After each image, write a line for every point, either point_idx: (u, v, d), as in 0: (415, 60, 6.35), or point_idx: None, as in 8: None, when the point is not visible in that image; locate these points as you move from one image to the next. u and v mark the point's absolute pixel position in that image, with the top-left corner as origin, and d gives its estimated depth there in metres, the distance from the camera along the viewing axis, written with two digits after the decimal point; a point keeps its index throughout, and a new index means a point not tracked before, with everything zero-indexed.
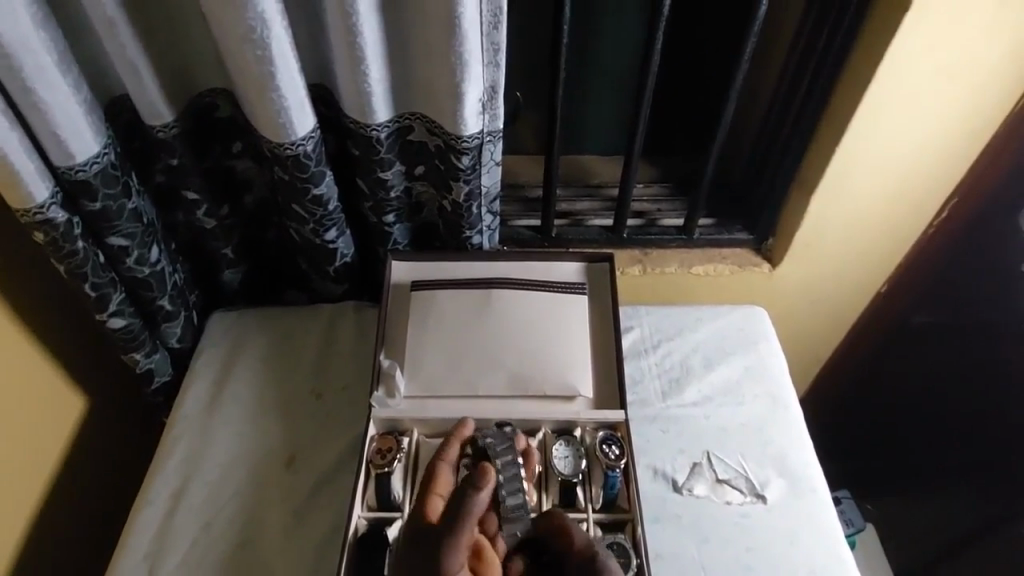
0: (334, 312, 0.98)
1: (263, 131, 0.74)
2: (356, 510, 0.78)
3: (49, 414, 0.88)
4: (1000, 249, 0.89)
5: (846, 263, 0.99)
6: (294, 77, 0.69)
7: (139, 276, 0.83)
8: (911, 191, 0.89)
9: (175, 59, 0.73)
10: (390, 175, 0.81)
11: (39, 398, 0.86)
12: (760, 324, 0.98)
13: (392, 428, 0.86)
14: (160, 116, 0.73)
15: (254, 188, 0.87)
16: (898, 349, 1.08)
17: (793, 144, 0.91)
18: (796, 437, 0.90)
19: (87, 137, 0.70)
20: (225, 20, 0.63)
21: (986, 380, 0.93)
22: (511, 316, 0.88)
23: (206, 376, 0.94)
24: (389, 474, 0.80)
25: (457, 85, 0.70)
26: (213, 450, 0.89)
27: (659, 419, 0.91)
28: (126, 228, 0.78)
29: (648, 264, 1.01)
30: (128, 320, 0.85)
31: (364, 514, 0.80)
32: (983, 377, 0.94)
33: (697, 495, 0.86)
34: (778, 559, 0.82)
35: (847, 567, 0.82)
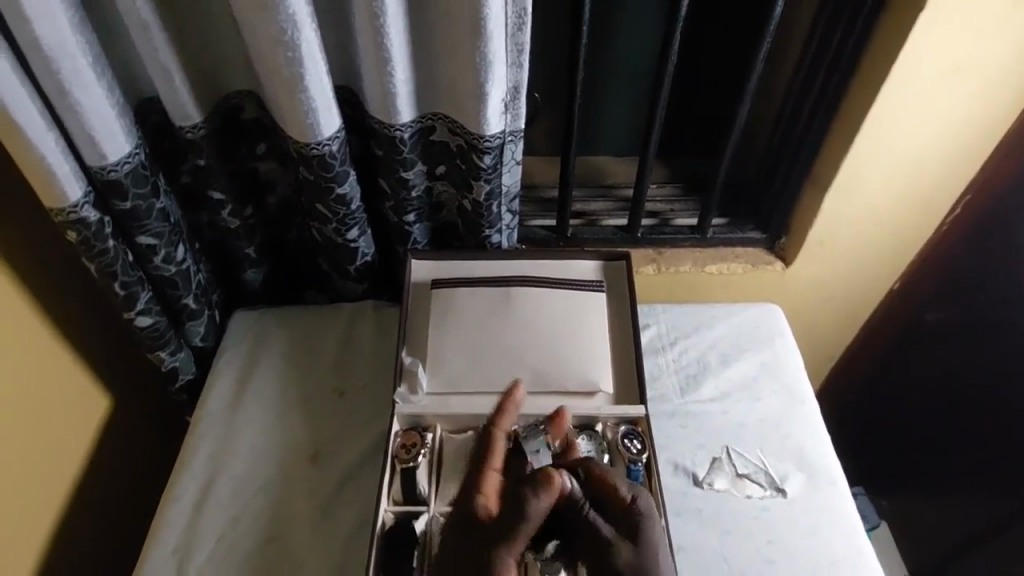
0: (353, 311, 0.99)
1: (289, 132, 0.75)
2: (382, 504, 0.80)
3: (75, 412, 0.89)
4: (1013, 246, 0.90)
5: (861, 261, 1.00)
6: (323, 79, 0.71)
7: (166, 274, 0.85)
8: (926, 189, 0.90)
9: (203, 61, 0.74)
10: (412, 175, 0.83)
11: (65, 396, 0.87)
12: (776, 321, 0.99)
13: (415, 424, 0.87)
14: (188, 117, 0.74)
15: (278, 188, 0.89)
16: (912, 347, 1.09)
17: (806, 143, 0.92)
18: (814, 431, 0.91)
19: (120, 138, 0.72)
20: (257, 23, 0.65)
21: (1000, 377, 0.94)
22: (532, 314, 0.90)
23: (229, 375, 0.96)
24: (414, 469, 0.81)
25: (481, 86, 0.72)
26: (237, 447, 0.90)
27: (677, 416, 0.92)
28: (154, 227, 0.80)
29: (663, 263, 1.02)
30: (155, 319, 0.88)
31: (390, 508, 0.81)
32: (997, 374, 0.95)
33: (718, 489, 0.87)
34: (800, 550, 0.82)
35: (868, 558, 0.83)
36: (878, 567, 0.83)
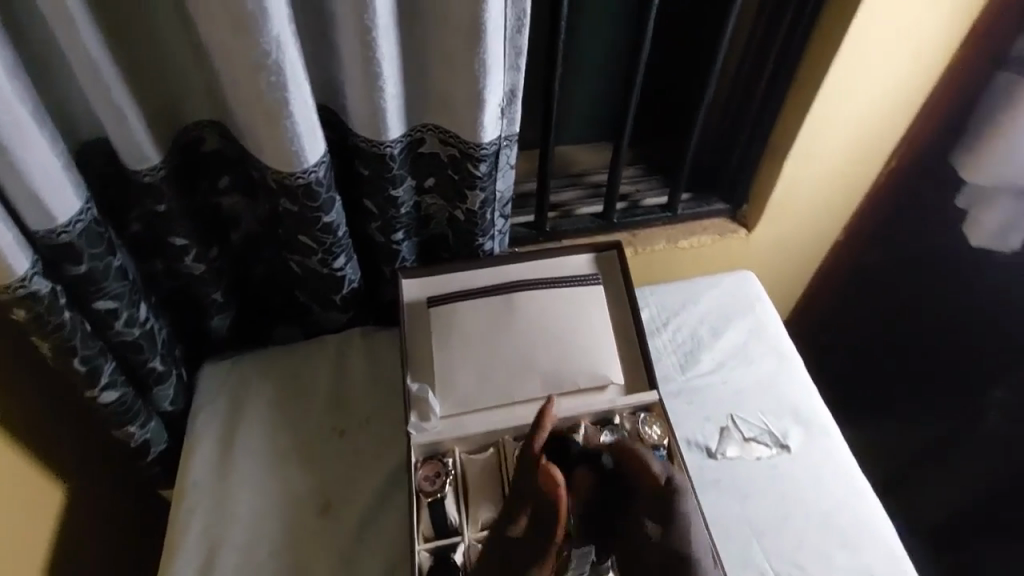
0: (340, 341, 0.92)
1: (269, 162, 0.68)
2: (416, 545, 0.75)
3: (28, 514, 0.76)
4: (943, 191, 1.01)
5: (814, 219, 1.07)
6: (307, 101, 0.63)
7: (129, 338, 0.74)
8: (870, 147, 0.98)
9: (160, 98, 0.65)
10: (401, 191, 0.77)
11: (16, 498, 0.74)
12: (752, 287, 1.04)
13: (433, 453, 0.84)
14: (147, 158, 0.64)
15: (243, 223, 0.79)
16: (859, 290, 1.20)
17: (764, 114, 0.95)
18: (803, 385, 0.97)
19: (70, 194, 0.61)
20: (234, 46, 0.57)
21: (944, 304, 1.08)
22: (534, 318, 0.88)
23: (210, 436, 0.86)
24: (442, 500, 0.78)
25: (479, 94, 0.68)
26: (237, 513, 0.82)
27: (682, 393, 0.95)
28: (114, 289, 0.69)
29: (639, 245, 1.03)
30: (122, 391, 0.76)
31: (423, 547, 0.77)
32: (944, 302, 1.08)
33: (730, 457, 0.91)
34: (811, 500, 0.88)
35: (867, 494, 0.90)
36: (875, 503, 0.90)
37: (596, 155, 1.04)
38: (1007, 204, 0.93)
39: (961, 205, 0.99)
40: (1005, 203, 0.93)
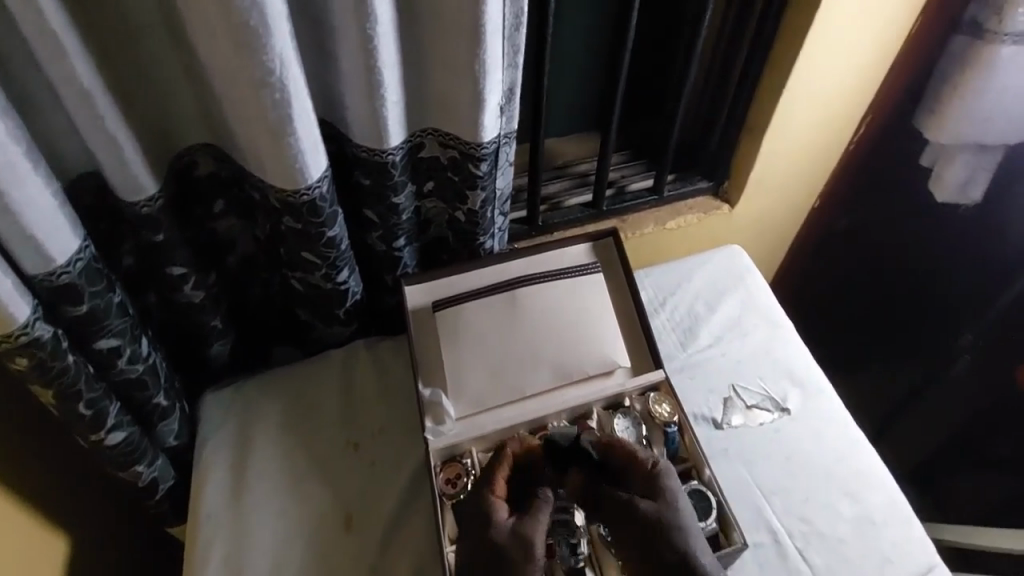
0: (347, 355, 0.88)
1: (273, 180, 0.66)
2: (445, 547, 0.72)
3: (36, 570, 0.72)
4: (911, 151, 1.09)
5: (790, 190, 1.12)
6: (309, 117, 0.62)
7: (133, 376, 0.70)
8: (839, 118, 1.02)
9: (149, 124, 0.65)
10: (402, 198, 0.76)
11: (22, 557, 0.70)
12: (741, 260, 1.07)
13: (451, 456, 0.81)
14: (143, 189, 0.63)
15: (238, 246, 0.79)
16: (836, 249, 1.29)
17: (740, 93, 0.98)
18: (796, 350, 1.01)
19: (68, 233, 0.57)
20: (235, 66, 0.56)
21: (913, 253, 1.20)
22: (540, 311, 0.86)
23: (220, 464, 0.81)
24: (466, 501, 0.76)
25: (478, 95, 0.67)
26: (256, 542, 0.76)
27: (685, 369, 0.98)
28: (116, 326, 0.65)
29: (629, 230, 1.06)
30: (129, 431, 0.71)
31: (451, 550, 0.73)
32: (919, 252, 1.19)
33: (736, 426, 0.94)
34: (814, 458, 0.92)
35: (862, 447, 0.93)
36: (872, 454, 0.93)
37: (579, 145, 1.06)
38: (965, 161, 0.98)
39: (923, 161, 1.05)
40: (963, 159, 0.98)
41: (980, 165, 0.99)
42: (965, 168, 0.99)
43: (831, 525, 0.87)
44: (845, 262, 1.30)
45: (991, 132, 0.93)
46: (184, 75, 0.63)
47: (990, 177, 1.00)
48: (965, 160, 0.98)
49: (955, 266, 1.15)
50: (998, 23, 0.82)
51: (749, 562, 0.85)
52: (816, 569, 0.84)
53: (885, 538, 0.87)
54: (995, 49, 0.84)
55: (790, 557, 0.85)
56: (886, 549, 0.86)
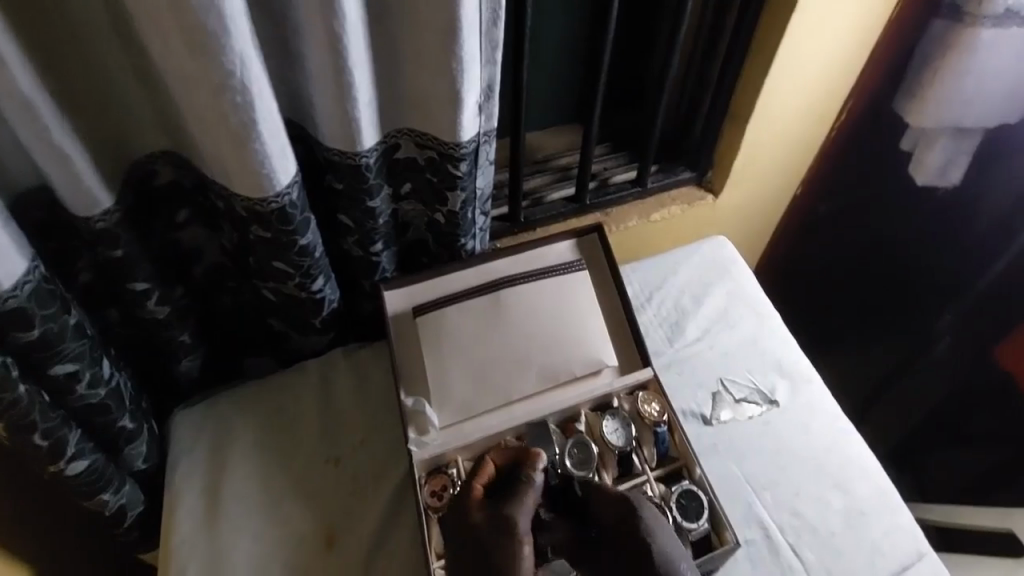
0: (323, 365, 0.84)
1: (238, 188, 0.61)
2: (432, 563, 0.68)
3: None
4: (893, 136, 1.08)
5: (773, 178, 1.10)
6: (275, 121, 0.58)
7: (96, 401, 0.66)
8: (822, 105, 1.00)
9: (102, 131, 0.60)
10: (378, 202, 0.72)
11: None
12: (728, 251, 0.99)
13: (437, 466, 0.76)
14: (95, 202, 0.58)
15: (205, 257, 0.75)
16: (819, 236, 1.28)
17: (722, 83, 0.96)
18: (785, 340, 0.92)
19: (13, 253, 0.53)
20: (192, 68, 0.52)
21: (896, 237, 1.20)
22: (523, 311, 0.82)
23: (194, 487, 0.77)
24: None
25: (456, 92, 0.63)
26: (233, 568, 0.72)
27: (673, 364, 0.89)
28: (73, 350, 0.61)
29: (612, 224, 1.03)
30: (92, 458, 0.67)
31: (438, 565, 0.69)
32: (901, 236, 1.19)
33: (725, 421, 0.85)
34: (806, 451, 0.83)
35: (853, 435, 0.84)
36: (863, 447, 0.84)
37: (559, 138, 1.03)
38: (945, 145, 0.97)
39: (903, 145, 1.04)
40: (943, 144, 0.97)
41: (959, 150, 0.97)
42: (945, 152, 0.98)
43: (821, 517, 0.78)
44: (828, 248, 1.29)
45: (970, 116, 0.91)
46: (138, 77, 0.58)
47: (968, 160, 0.99)
48: (944, 144, 0.97)
49: (936, 250, 1.15)
50: (978, 6, 0.81)
51: (740, 561, 0.76)
52: (809, 566, 0.76)
53: (877, 529, 0.78)
54: (975, 31, 0.83)
55: (781, 552, 0.76)
56: (879, 539, 0.77)
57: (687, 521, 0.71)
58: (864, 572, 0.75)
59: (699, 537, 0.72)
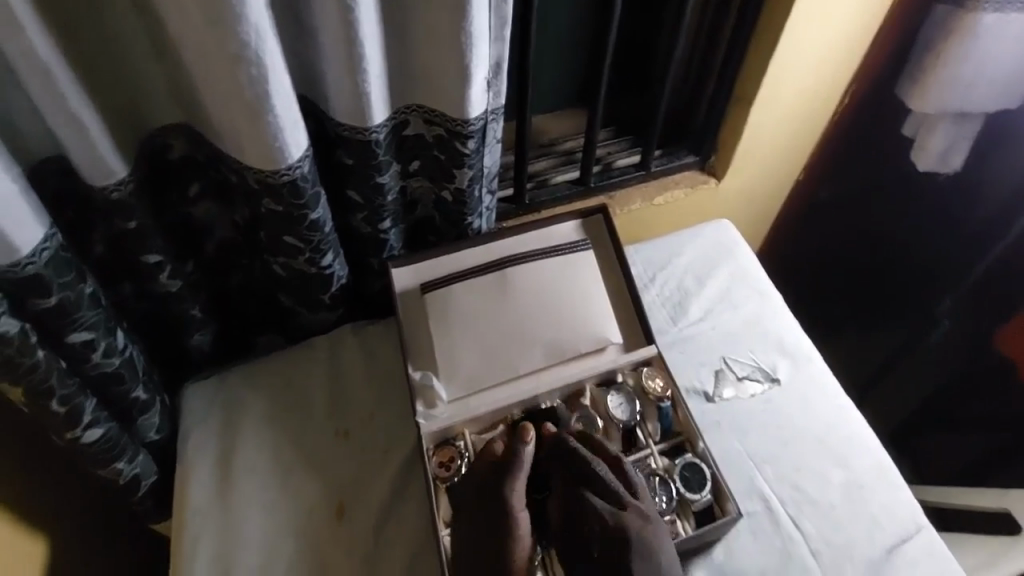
0: (331, 341, 0.85)
1: (250, 160, 0.62)
2: (441, 533, 0.70)
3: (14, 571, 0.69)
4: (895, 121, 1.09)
5: (776, 161, 1.11)
6: (288, 93, 0.59)
7: (110, 370, 0.67)
8: (825, 89, 1.01)
9: (116, 103, 0.61)
10: (386, 178, 0.74)
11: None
12: (731, 234, 1.00)
13: (444, 439, 0.78)
14: (110, 172, 0.60)
15: (215, 232, 0.76)
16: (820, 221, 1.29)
17: (726, 67, 0.96)
18: (787, 319, 0.93)
19: (31, 221, 0.54)
20: (208, 38, 0.53)
21: (897, 222, 1.21)
22: (529, 289, 0.83)
23: (205, 459, 0.78)
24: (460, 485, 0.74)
25: (465, 68, 0.64)
26: (244, 538, 0.74)
27: (676, 343, 0.90)
28: (88, 319, 0.62)
29: (617, 206, 1.05)
30: (107, 427, 0.68)
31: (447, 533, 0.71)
32: (903, 220, 1.20)
33: (728, 398, 0.86)
34: (806, 427, 0.84)
35: (852, 413, 0.86)
36: (862, 423, 0.85)
37: (564, 121, 1.04)
38: (946, 130, 0.98)
39: (905, 130, 1.05)
40: (944, 129, 0.98)
41: (959, 134, 0.98)
42: (946, 137, 0.98)
43: (821, 491, 0.80)
44: (830, 232, 1.30)
45: (972, 101, 0.92)
46: (153, 50, 0.59)
47: (969, 146, 0.99)
48: (946, 129, 0.98)
49: (937, 234, 1.16)
50: None
51: (741, 532, 0.77)
52: (808, 538, 0.77)
53: (875, 503, 0.79)
54: (977, 16, 0.83)
55: (782, 524, 0.78)
56: (876, 512, 0.79)
57: (689, 492, 0.73)
58: (862, 545, 0.77)
59: (702, 507, 0.74)
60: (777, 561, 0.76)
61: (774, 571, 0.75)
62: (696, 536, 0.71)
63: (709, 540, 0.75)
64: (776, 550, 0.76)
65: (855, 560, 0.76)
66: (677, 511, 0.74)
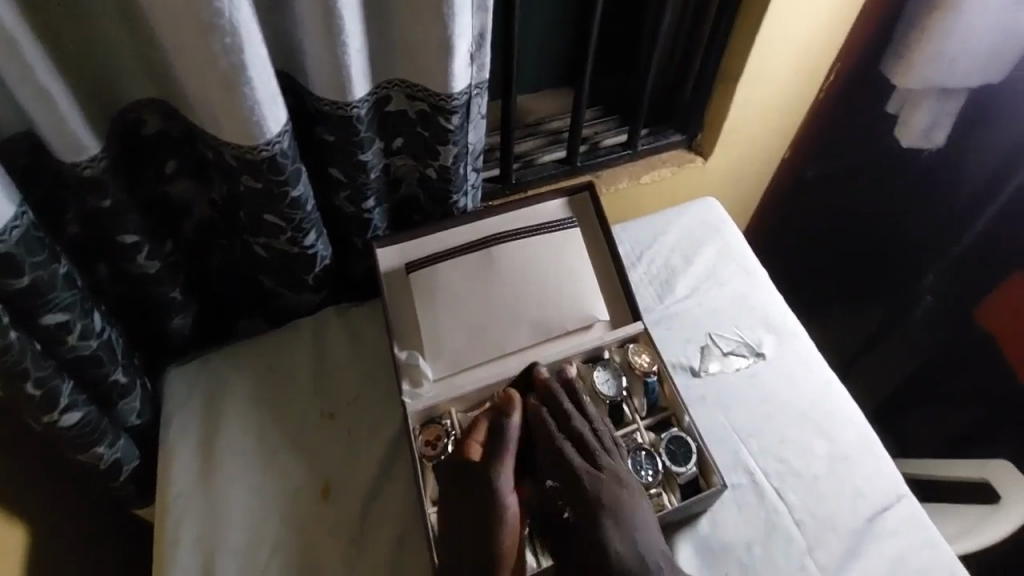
0: (315, 322, 0.84)
1: (228, 135, 0.61)
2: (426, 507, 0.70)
3: None
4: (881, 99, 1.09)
5: (763, 140, 1.11)
6: (266, 66, 0.57)
7: (87, 353, 0.65)
8: (811, 65, 1.01)
9: (87, 77, 0.59)
10: (369, 156, 0.72)
11: None
12: (717, 213, 1.00)
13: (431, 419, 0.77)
14: (82, 148, 0.58)
15: (194, 212, 0.74)
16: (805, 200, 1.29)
17: (712, 44, 0.95)
18: (772, 295, 0.93)
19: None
20: (179, 6, 0.51)
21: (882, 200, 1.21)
22: (515, 267, 0.82)
23: (187, 443, 0.77)
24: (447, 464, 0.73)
25: (448, 40, 0.63)
26: (228, 520, 0.73)
27: (663, 320, 0.90)
28: (63, 300, 0.60)
29: (604, 186, 1.04)
30: (85, 410, 0.67)
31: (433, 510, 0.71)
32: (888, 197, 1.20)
33: (714, 373, 0.86)
34: (791, 400, 0.84)
35: (836, 386, 0.86)
36: (846, 396, 0.86)
37: (549, 100, 1.03)
38: (929, 107, 0.98)
39: (889, 108, 1.05)
40: (928, 105, 0.98)
41: (943, 111, 0.98)
42: (930, 113, 0.98)
43: (804, 462, 0.80)
44: (816, 211, 1.30)
45: (958, 76, 0.92)
46: (123, 23, 0.57)
47: (951, 122, 1.00)
48: (929, 105, 0.98)
49: (921, 211, 1.17)
50: None
51: (727, 505, 0.77)
52: (792, 508, 0.77)
53: (858, 474, 0.80)
54: None
55: (767, 497, 0.78)
56: (859, 483, 0.79)
57: (675, 465, 0.73)
58: (846, 515, 0.77)
59: (687, 480, 0.74)
60: (762, 532, 0.76)
61: (760, 542, 0.75)
62: (682, 507, 0.71)
63: (695, 512, 0.76)
64: (761, 521, 0.77)
65: (839, 530, 0.76)
66: (663, 485, 0.74)
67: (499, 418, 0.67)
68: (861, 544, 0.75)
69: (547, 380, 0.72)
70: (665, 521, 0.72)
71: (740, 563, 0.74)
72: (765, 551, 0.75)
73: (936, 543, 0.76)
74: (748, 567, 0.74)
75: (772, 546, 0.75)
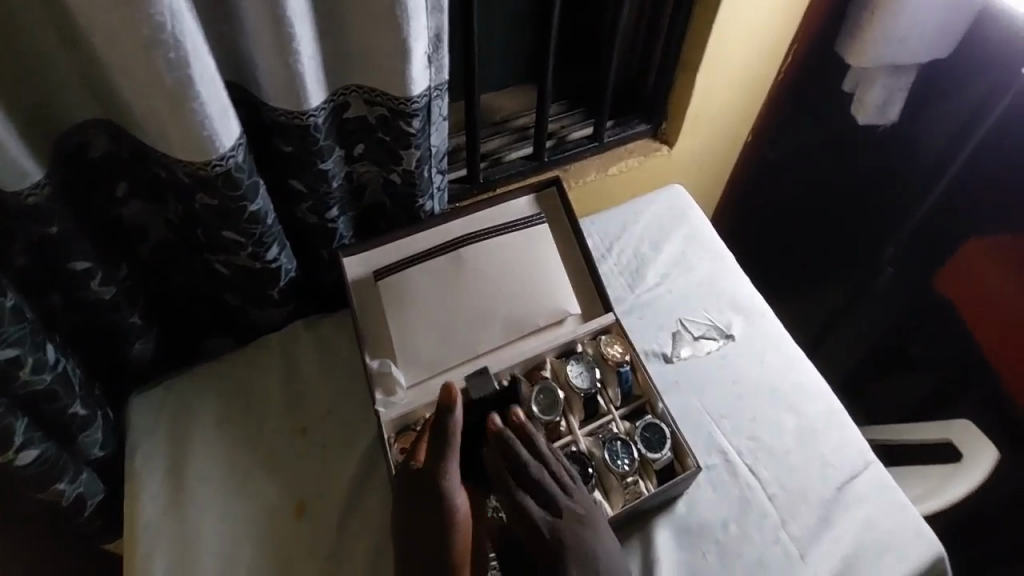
0: (284, 337, 0.82)
1: (180, 153, 0.58)
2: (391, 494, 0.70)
3: None
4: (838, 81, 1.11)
5: (725, 125, 1.11)
6: (213, 78, 0.55)
7: (41, 387, 0.62)
8: (768, 49, 1.01)
9: (23, 100, 0.56)
10: (330, 164, 0.70)
11: None
12: (683, 201, 1.00)
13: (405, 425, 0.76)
14: (19, 175, 0.55)
15: (149, 233, 0.71)
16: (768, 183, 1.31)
17: (671, 33, 0.95)
18: (739, 277, 0.94)
19: None
20: (116, 22, 0.48)
21: (841, 177, 1.23)
22: (484, 266, 0.81)
23: (157, 471, 0.75)
24: None
25: (403, 43, 0.61)
26: (201, 544, 0.71)
27: (635, 309, 0.90)
28: (11, 334, 0.57)
29: (571, 179, 1.03)
30: (43, 447, 0.64)
31: None
32: (849, 175, 1.22)
33: (686, 358, 0.87)
34: (759, 377, 0.85)
35: (803, 362, 0.87)
36: (815, 373, 0.87)
37: (513, 98, 1.01)
38: (883, 84, 0.99)
39: (844, 87, 1.06)
40: (881, 83, 0.99)
41: (895, 87, 1.00)
42: (883, 90, 1.00)
43: (775, 438, 0.81)
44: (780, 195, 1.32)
45: (909, 54, 0.93)
46: (58, 41, 0.54)
47: (902, 97, 1.02)
48: (883, 83, 0.99)
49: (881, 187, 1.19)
50: None
51: (702, 486, 0.78)
52: (764, 483, 0.78)
53: (826, 445, 0.81)
54: None
55: (740, 474, 0.79)
56: (827, 453, 0.80)
57: (650, 452, 0.73)
58: (816, 486, 0.78)
59: (663, 465, 0.74)
60: (736, 510, 0.77)
61: (735, 519, 0.76)
62: (659, 493, 0.71)
63: (672, 497, 0.76)
64: (735, 499, 0.77)
65: (809, 501, 0.77)
66: (640, 472, 0.74)
67: (441, 415, 0.65)
68: (832, 513, 0.76)
69: (498, 429, 0.66)
70: (642, 507, 0.72)
71: (717, 541, 0.75)
72: (740, 528, 0.76)
73: (903, 505, 0.77)
74: (725, 545, 0.75)
75: (746, 523, 0.76)
